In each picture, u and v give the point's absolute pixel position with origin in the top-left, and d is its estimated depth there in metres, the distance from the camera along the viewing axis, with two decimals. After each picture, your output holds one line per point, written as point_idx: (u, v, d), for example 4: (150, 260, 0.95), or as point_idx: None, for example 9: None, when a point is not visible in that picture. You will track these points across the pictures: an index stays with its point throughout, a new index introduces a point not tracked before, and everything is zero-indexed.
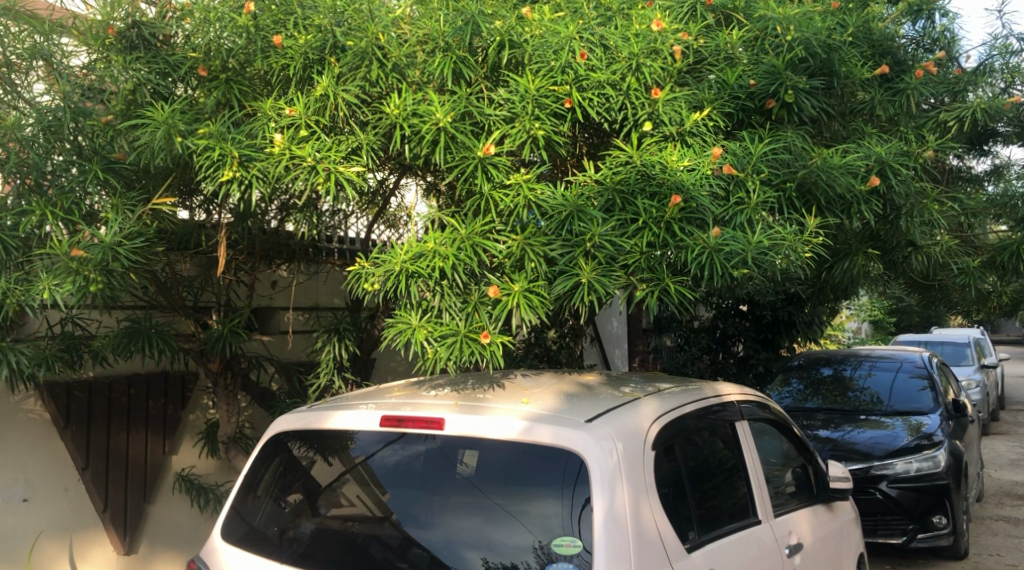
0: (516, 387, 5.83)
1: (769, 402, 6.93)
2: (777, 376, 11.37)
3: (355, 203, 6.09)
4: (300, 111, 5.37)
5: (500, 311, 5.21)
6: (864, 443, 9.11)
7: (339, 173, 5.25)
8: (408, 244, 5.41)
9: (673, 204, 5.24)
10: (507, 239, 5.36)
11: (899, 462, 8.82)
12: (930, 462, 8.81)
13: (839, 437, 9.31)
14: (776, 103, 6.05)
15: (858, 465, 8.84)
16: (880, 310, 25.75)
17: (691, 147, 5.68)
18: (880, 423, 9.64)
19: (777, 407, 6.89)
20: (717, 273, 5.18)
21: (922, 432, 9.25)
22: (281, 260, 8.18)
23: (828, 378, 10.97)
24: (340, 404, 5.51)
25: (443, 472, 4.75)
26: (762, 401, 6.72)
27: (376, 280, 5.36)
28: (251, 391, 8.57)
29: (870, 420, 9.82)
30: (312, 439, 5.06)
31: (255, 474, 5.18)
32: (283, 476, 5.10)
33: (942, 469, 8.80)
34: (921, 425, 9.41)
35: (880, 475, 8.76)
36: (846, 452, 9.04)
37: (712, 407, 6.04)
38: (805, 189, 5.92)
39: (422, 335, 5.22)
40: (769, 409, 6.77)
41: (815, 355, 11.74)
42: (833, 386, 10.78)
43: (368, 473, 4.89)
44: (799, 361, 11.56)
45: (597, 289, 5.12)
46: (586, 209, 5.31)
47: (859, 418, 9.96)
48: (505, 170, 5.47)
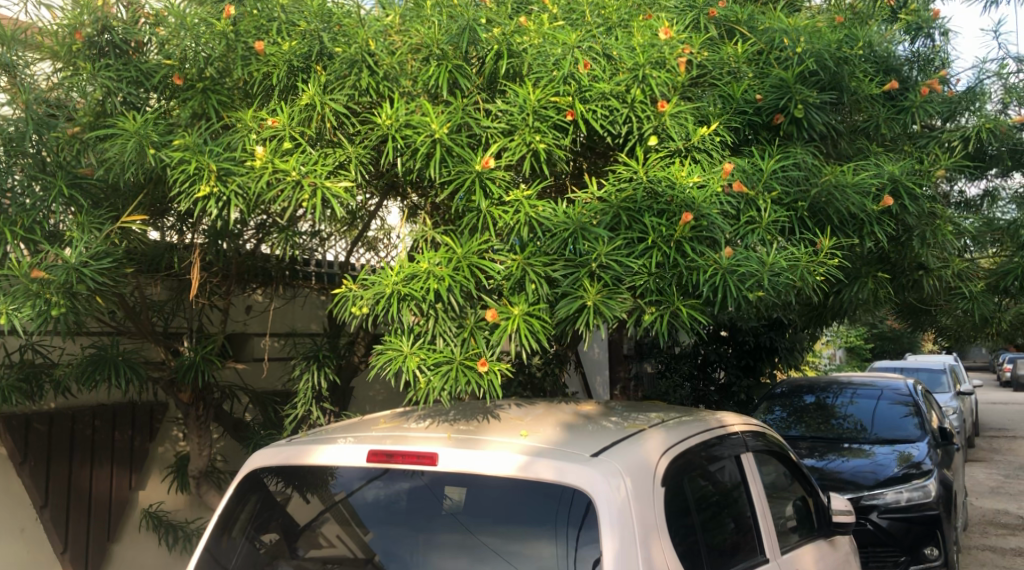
0: (512, 419, 5.46)
1: (769, 430, 6.58)
2: (760, 404, 11.00)
3: (331, 222, 5.69)
4: (284, 122, 4.99)
5: (498, 337, 4.85)
6: (851, 473, 8.79)
7: (326, 189, 4.86)
8: (398, 264, 5.05)
9: (683, 222, 4.93)
10: (506, 259, 5.02)
11: (889, 492, 8.49)
12: (919, 492, 8.48)
13: (823, 466, 8.99)
14: (784, 119, 5.74)
15: (848, 495, 8.49)
16: (855, 336, 25.62)
17: (699, 164, 5.35)
18: (862, 451, 9.36)
19: (774, 435, 6.53)
20: (730, 296, 4.89)
21: (911, 460, 8.95)
22: (256, 284, 7.77)
23: (811, 405, 10.66)
24: (320, 439, 5.08)
25: (430, 509, 4.38)
26: (760, 430, 6.37)
27: (365, 304, 4.95)
28: (223, 422, 8.14)
29: (851, 448, 9.47)
30: (291, 475, 4.60)
31: (229, 512, 4.66)
32: (259, 514, 4.64)
33: (933, 499, 8.46)
34: (910, 455, 9.08)
35: (870, 506, 8.42)
36: (833, 482, 8.70)
37: (710, 440, 5.63)
38: (816, 209, 5.61)
39: (415, 362, 4.83)
40: (767, 437, 6.40)
41: (797, 382, 11.43)
42: (816, 413, 10.47)
43: (348, 512, 4.50)
44: (782, 388, 11.23)
45: (604, 312, 4.77)
46: (590, 226, 5.00)
47: (842, 446, 9.60)
48: (503, 185, 5.12)
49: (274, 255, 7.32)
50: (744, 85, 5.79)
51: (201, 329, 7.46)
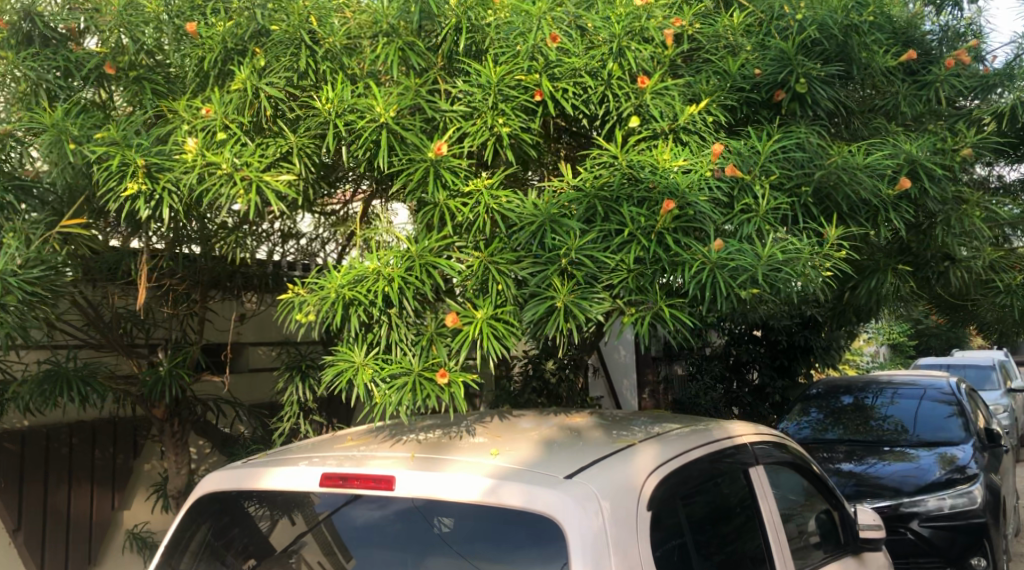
0: (489, 435, 4.92)
1: (789, 439, 5.88)
2: (795, 407, 10.33)
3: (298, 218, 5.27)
4: (218, 111, 4.51)
5: (459, 344, 4.32)
6: (890, 478, 8.09)
7: (263, 183, 4.38)
8: (347, 266, 4.55)
9: (665, 211, 4.37)
10: (467, 258, 4.49)
11: (931, 499, 7.79)
12: (964, 498, 7.80)
13: (862, 471, 8.31)
14: (786, 95, 5.16)
15: (885, 502, 7.79)
16: (898, 332, 24.71)
17: (686, 146, 4.78)
18: (903, 453, 8.68)
19: (796, 445, 5.84)
20: (718, 295, 4.30)
21: (955, 463, 8.25)
22: (250, 293, 7.18)
23: (850, 407, 9.98)
24: (280, 460, 4.61)
25: (416, 535, 3.86)
26: (781, 441, 5.69)
27: (311, 312, 4.43)
28: (210, 437, 7.69)
29: (894, 452, 8.76)
30: (242, 501, 4.18)
31: (179, 539, 4.26)
32: (211, 544, 4.21)
33: (979, 506, 7.78)
34: (955, 458, 8.38)
35: (910, 514, 7.71)
36: (871, 488, 8.02)
37: (726, 452, 5.02)
38: (822, 194, 4.99)
39: (367, 374, 4.29)
40: (789, 449, 5.71)
41: (834, 382, 10.76)
42: (855, 415, 9.78)
43: (333, 535, 3.98)
44: (819, 389, 10.57)
45: (576, 315, 4.24)
46: (563, 218, 4.47)
47: (882, 450, 8.89)
48: (464, 175, 4.59)
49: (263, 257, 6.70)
50: (741, 59, 5.21)
51: (186, 339, 6.92)
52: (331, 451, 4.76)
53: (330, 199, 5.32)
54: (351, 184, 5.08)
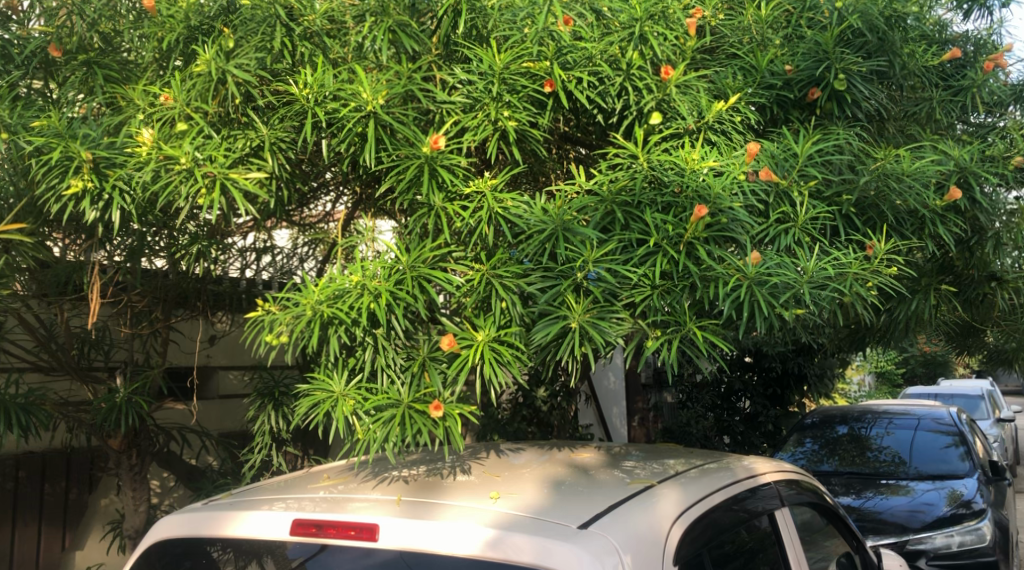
0: (486, 472, 4.33)
1: (803, 474, 4.96)
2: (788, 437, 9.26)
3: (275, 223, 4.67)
4: (179, 97, 3.89)
5: (456, 370, 3.76)
6: (893, 513, 7.32)
7: (230, 181, 3.77)
8: (325, 278, 3.95)
9: (695, 220, 3.80)
10: (466, 270, 3.97)
11: (938, 535, 7.06)
12: (973, 535, 7.09)
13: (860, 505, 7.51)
14: (822, 93, 4.58)
15: (890, 540, 7.03)
16: (887, 361, 24.20)
17: (717, 146, 4.19)
18: (900, 487, 7.76)
19: (808, 479, 4.92)
20: (758, 318, 3.70)
21: (960, 497, 7.50)
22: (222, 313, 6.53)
23: (845, 438, 8.92)
24: (249, 501, 4.02)
25: None
26: (793, 477, 4.79)
27: (285, 332, 3.81)
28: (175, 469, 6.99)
29: (891, 486, 7.80)
30: (202, 550, 3.56)
31: None
32: None
33: (989, 544, 7.09)
34: (960, 494, 7.55)
35: (917, 552, 6.97)
36: (872, 523, 7.24)
37: (739, 496, 4.22)
38: (866, 204, 4.42)
39: (349, 406, 3.78)
40: (801, 485, 4.81)
41: (828, 411, 9.69)
42: (850, 445, 8.74)
43: None
44: (813, 418, 9.49)
45: (594, 337, 3.66)
46: (576, 225, 3.91)
47: (878, 483, 7.90)
48: (463, 174, 3.95)
49: (235, 275, 6.05)
50: (772, 53, 4.66)
51: (148, 362, 6.24)
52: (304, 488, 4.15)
53: (302, 201, 4.66)
54: (332, 182, 4.47)
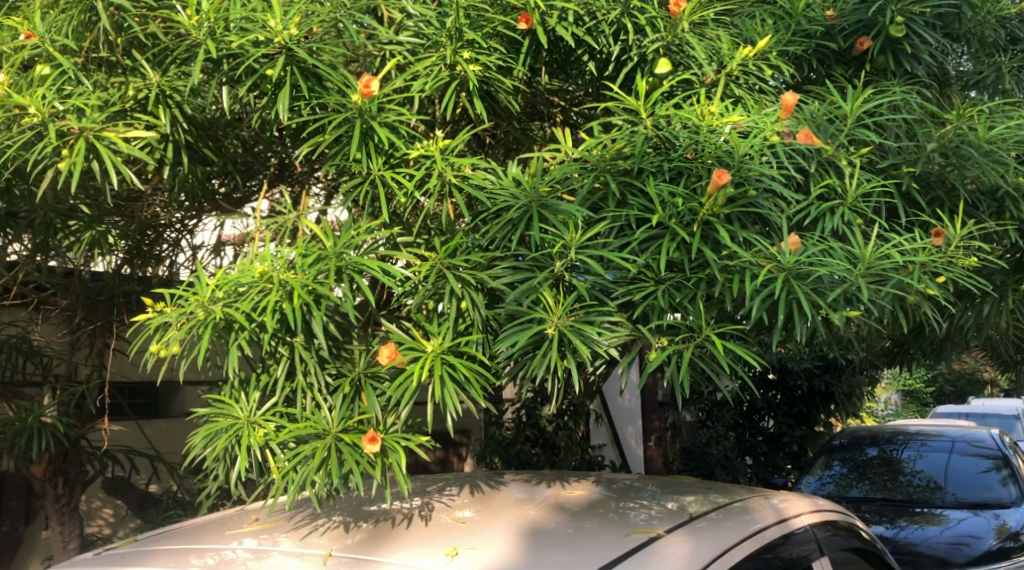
0: (489, 507, 3.25)
1: (845, 510, 3.88)
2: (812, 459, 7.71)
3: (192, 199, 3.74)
4: (40, 32, 3.00)
5: (398, 391, 2.86)
6: (932, 547, 5.88)
7: (98, 141, 2.88)
8: (231, 268, 3.02)
9: (714, 191, 2.86)
10: (415, 258, 3.05)
11: None
12: None
13: (893, 536, 6.05)
14: (872, 42, 3.62)
15: None
16: (917, 379, 22.93)
17: (743, 101, 3.25)
18: (935, 516, 6.28)
19: (849, 518, 3.83)
20: (798, 323, 2.76)
21: (1008, 530, 6.03)
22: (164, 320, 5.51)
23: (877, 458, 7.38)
24: (157, 537, 3.20)
25: None
26: (830, 517, 3.71)
27: (174, 341, 2.91)
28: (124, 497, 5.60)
29: (927, 514, 6.32)
30: None
31: None
32: None
33: None
34: (1010, 524, 6.08)
35: None
36: (909, 558, 5.82)
37: (765, 549, 3.19)
38: (930, 179, 3.47)
39: (258, 439, 2.92)
40: (841, 526, 3.73)
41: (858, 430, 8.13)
42: (882, 468, 7.21)
43: None
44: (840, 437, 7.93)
45: (578, 348, 2.76)
46: (556, 201, 2.99)
47: (914, 511, 6.42)
48: (409, 134, 3.05)
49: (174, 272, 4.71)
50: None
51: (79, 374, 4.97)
52: (229, 528, 3.12)
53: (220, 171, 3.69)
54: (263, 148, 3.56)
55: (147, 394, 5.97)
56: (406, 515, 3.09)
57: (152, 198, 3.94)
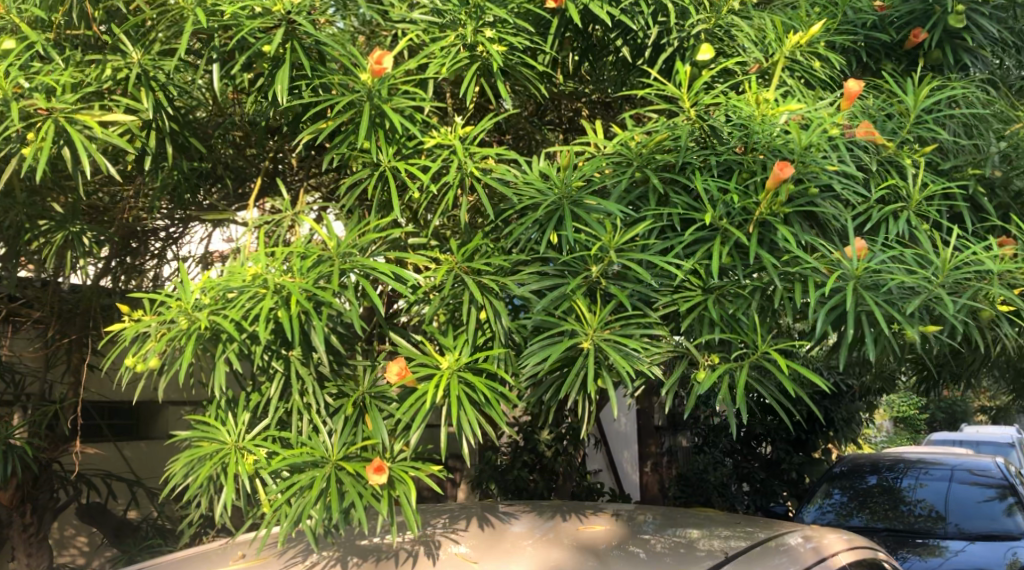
0: (490, 537, 2.80)
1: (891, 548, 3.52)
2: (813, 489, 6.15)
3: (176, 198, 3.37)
4: (4, 2, 2.70)
5: (408, 413, 2.50)
6: None
7: (70, 123, 2.52)
8: (219, 270, 2.65)
9: (775, 185, 2.50)
10: (429, 263, 2.70)
11: None
12: None
13: None
14: (928, 35, 3.29)
15: None
16: (914, 406, 22.56)
17: (796, 91, 2.90)
18: (937, 548, 5.08)
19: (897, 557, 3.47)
20: (869, 339, 2.43)
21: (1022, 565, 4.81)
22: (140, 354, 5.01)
23: (882, 488, 5.89)
24: None
25: None
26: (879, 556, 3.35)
27: (152, 354, 2.54)
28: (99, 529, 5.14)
29: (926, 543, 5.14)
30: None
31: None
32: None
33: None
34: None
35: None
36: None
37: None
38: (997, 184, 3.13)
39: (247, 467, 2.55)
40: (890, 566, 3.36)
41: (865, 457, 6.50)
42: (888, 498, 5.75)
43: None
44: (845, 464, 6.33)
45: (617, 365, 2.43)
46: (590, 198, 2.65)
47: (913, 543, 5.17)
48: (425, 122, 2.69)
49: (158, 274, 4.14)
50: None
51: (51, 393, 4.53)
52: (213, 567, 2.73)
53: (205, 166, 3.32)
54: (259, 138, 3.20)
55: (126, 415, 5.53)
56: (406, 550, 2.66)
57: (130, 197, 3.56)
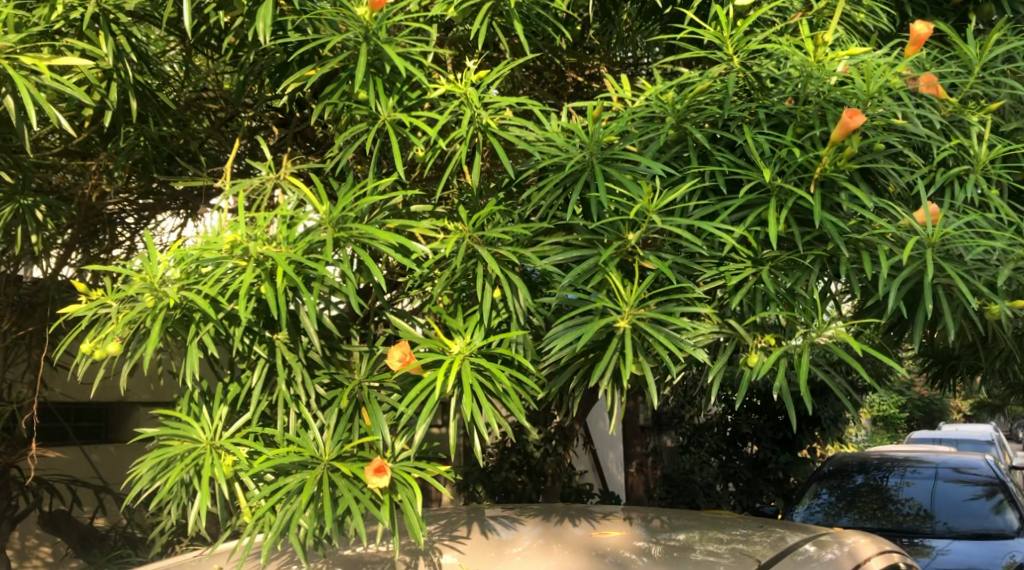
0: (496, 541, 2.35)
1: None
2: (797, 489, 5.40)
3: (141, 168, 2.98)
4: None
5: (412, 404, 2.13)
6: None
7: (15, 66, 2.13)
8: (191, 241, 2.27)
9: (843, 136, 2.17)
10: (435, 232, 2.33)
11: None
12: None
13: None
14: None
15: None
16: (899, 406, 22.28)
17: (847, 39, 2.57)
18: (924, 548, 4.42)
19: None
20: (949, 316, 2.09)
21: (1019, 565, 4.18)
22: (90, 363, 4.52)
23: (872, 485, 5.15)
24: None
25: None
26: None
27: (114, 338, 2.16)
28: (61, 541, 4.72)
29: (913, 545, 4.46)
30: None
31: None
32: None
33: None
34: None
35: None
36: None
37: None
38: None
39: (225, 469, 2.18)
40: None
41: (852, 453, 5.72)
42: (877, 496, 5.02)
43: None
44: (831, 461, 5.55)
45: (659, 347, 2.07)
46: (622, 156, 2.31)
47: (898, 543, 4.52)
48: (430, 69, 2.34)
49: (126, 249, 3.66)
50: None
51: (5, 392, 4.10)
52: None
53: (172, 127, 2.94)
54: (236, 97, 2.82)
55: (92, 416, 5.09)
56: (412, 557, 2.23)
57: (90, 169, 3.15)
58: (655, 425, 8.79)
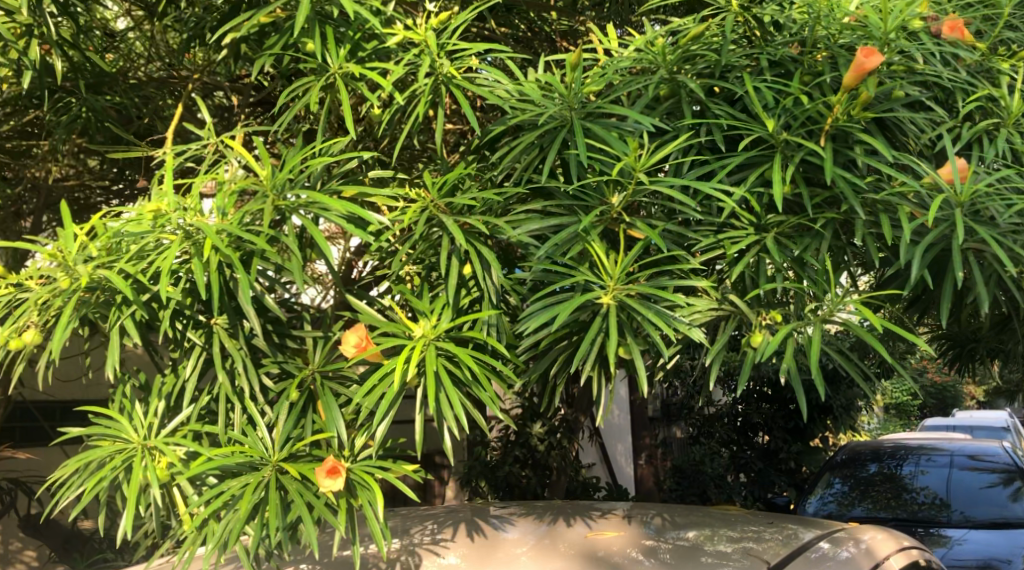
0: (471, 548, 2.08)
1: None
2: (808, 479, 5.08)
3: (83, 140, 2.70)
4: None
5: (367, 397, 1.85)
6: None
7: None
8: (118, 214, 2.00)
9: (857, 79, 1.92)
10: (396, 199, 2.05)
11: None
12: None
13: None
14: None
15: None
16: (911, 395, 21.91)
17: None
18: (940, 539, 4.14)
19: None
20: (983, 284, 1.81)
21: None
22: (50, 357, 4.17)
23: (889, 475, 4.85)
24: None
25: None
26: None
27: (28, 325, 1.89)
28: None
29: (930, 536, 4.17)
30: None
31: None
32: None
33: None
34: None
35: None
36: None
37: None
38: None
39: (159, 473, 1.91)
40: None
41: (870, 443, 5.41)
42: (893, 486, 4.72)
43: None
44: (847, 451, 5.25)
45: (650, 327, 1.79)
46: (606, 111, 2.03)
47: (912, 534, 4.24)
48: (389, 16, 2.08)
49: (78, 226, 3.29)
50: None
51: None
52: None
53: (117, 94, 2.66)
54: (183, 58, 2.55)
55: None
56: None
57: None
58: (663, 416, 8.49)
